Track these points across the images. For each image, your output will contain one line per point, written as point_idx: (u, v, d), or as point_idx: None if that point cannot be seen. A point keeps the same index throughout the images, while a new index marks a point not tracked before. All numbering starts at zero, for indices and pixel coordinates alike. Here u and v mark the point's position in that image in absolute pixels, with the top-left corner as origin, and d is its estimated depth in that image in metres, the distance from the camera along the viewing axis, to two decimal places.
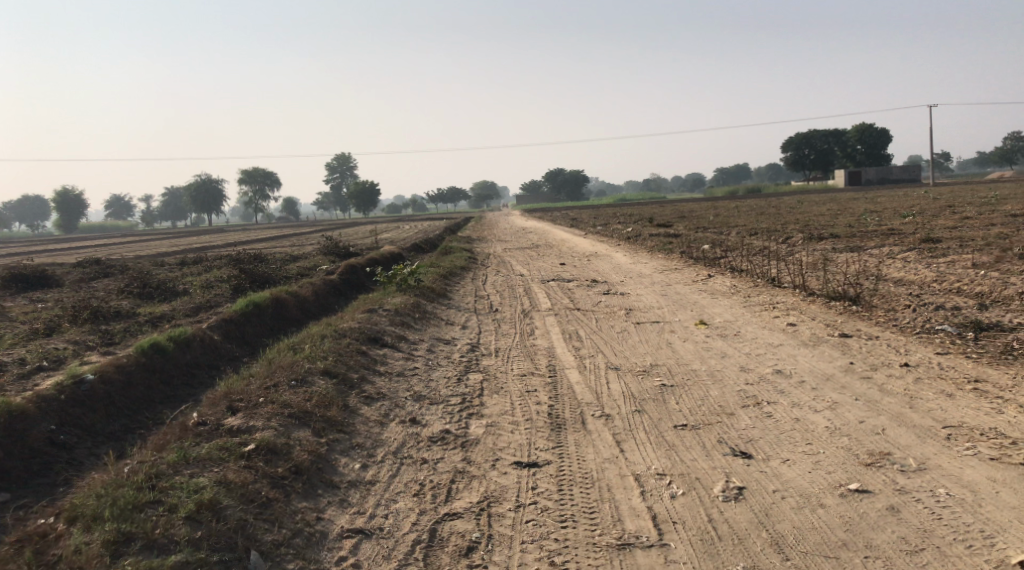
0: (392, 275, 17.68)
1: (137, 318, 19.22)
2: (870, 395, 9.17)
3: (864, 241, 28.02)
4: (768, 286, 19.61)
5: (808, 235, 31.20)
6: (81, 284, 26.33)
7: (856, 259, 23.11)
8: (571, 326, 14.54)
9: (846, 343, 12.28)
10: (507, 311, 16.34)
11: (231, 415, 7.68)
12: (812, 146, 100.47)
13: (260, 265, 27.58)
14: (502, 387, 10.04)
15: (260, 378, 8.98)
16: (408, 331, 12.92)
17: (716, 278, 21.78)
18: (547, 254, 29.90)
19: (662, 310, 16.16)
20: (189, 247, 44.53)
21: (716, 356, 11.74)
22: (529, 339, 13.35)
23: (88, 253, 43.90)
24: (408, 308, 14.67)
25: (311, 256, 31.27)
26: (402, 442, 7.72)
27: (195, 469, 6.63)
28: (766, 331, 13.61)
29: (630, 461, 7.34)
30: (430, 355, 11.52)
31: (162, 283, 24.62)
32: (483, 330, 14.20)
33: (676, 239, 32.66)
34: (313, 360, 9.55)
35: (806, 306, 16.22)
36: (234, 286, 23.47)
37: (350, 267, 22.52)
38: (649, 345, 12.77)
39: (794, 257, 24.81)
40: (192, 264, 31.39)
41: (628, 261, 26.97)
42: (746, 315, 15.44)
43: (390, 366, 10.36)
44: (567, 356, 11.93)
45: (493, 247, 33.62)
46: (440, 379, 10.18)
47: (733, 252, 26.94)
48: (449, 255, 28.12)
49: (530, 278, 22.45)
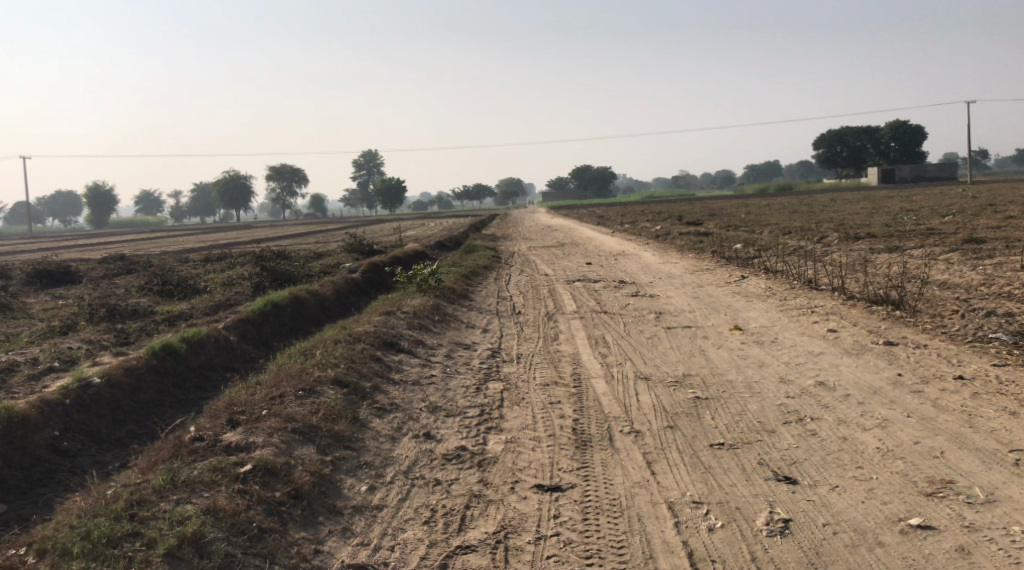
0: (413, 274, 17.12)
1: (156, 316, 18.78)
2: (923, 412, 8.48)
3: (902, 241, 27.13)
4: (804, 289, 18.87)
5: (844, 235, 30.33)
6: (104, 281, 25.98)
7: (895, 260, 22.32)
8: (598, 330, 13.91)
9: (891, 352, 11.58)
10: (531, 313, 15.73)
11: (229, 428, 7.15)
12: (844, 144, 98.97)
13: (283, 263, 27.14)
14: (523, 397, 9.43)
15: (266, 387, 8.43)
16: (426, 336, 12.34)
17: (749, 279, 21.06)
18: (573, 253, 29.27)
19: (694, 315, 15.50)
20: (215, 243, 44.27)
21: (752, 366, 11.06)
22: (553, 344, 12.72)
23: (116, 250, 43.85)
24: (428, 310, 14.10)
25: (335, 254, 30.81)
26: (414, 460, 7.13)
27: (184, 494, 6.10)
28: (804, 338, 12.91)
29: (661, 486, 6.70)
30: (448, 362, 10.93)
31: (184, 280, 24.25)
32: (505, 334, 13.60)
33: (707, 238, 31.91)
34: (323, 367, 8.99)
35: (845, 310, 15.50)
36: (255, 285, 22.99)
37: (372, 265, 22.00)
38: (680, 353, 12.12)
39: (829, 258, 24.00)
40: (216, 262, 31.03)
41: (657, 261, 26.27)
42: (782, 320, 14.74)
43: (405, 374, 9.77)
44: (593, 364, 11.31)
45: (519, 245, 33.03)
46: (458, 388, 9.59)
47: (766, 253, 26.18)
48: (474, 254, 27.52)
49: (556, 278, 21.84)
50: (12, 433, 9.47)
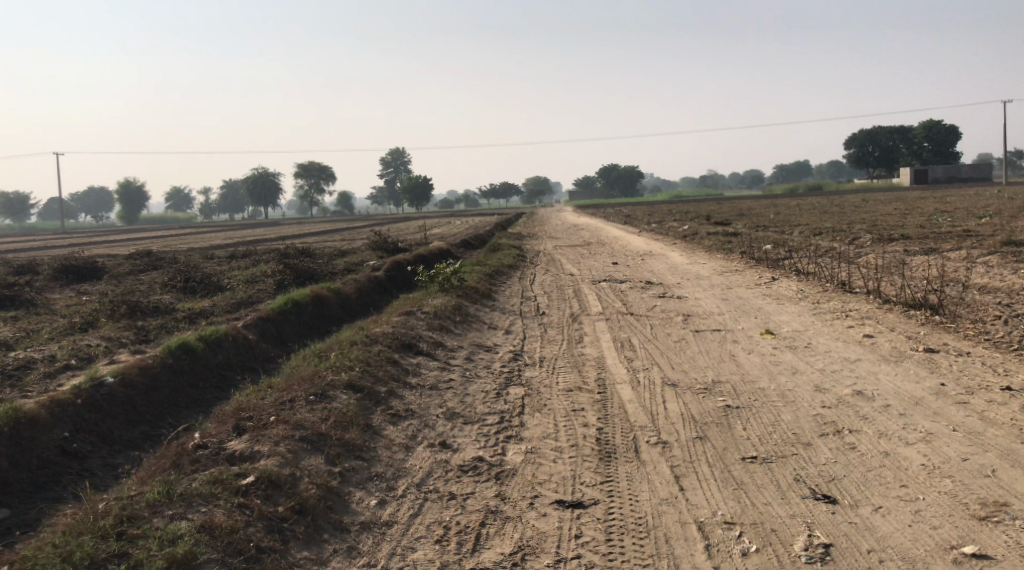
0: (435, 273, 16.74)
1: (177, 314, 18.54)
2: (971, 426, 7.98)
3: (938, 243, 26.42)
4: (838, 291, 18.32)
5: (877, 236, 29.63)
6: (128, 276, 25.84)
7: (931, 262, 21.70)
8: (624, 333, 13.47)
9: (932, 360, 11.07)
10: (555, 314, 15.32)
11: (233, 436, 6.83)
12: (875, 144, 97.67)
13: (307, 260, 26.88)
14: (545, 404, 9.02)
15: (276, 391, 8.10)
16: (447, 338, 11.96)
17: (780, 281, 20.52)
18: (599, 252, 28.80)
19: (723, 317, 15.02)
20: (240, 240, 44.17)
21: (786, 374, 10.59)
22: (578, 348, 12.29)
23: (144, 245, 43.89)
24: (449, 310, 13.74)
25: (359, 251, 30.51)
26: (428, 471, 6.76)
27: (182, 509, 5.79)
28: (839, 344, 12.40)
29: (690, 504, 6.28)
30: (468, 365, 10.54)
31: (207, 276, 24.06)
32: (529, 336, 13.20)
33: (736, 238, 31.33)
34: (336, 370, 8.64)
35: (881, 314, 14.97)
36: (277, 282, 22.73)
37: (396, 263, 21.67)
38: (709, 358, 11.67)
39: (862, 260, 23.39)
40: (241, 258, 30.84)
41: (685, 261, 25.74)
42: (816, 324, 14.22)
43: (423, 378, 9.40)
44: (619, 369, 10.89)
45: (545, 244, 32.59)
46: (477, 394, 9.20)
47: (797, 254, 25.59)
48: (498, 253, 27.12)
49: (581, 278, 21.41)
50: (19, 434, 9.18)
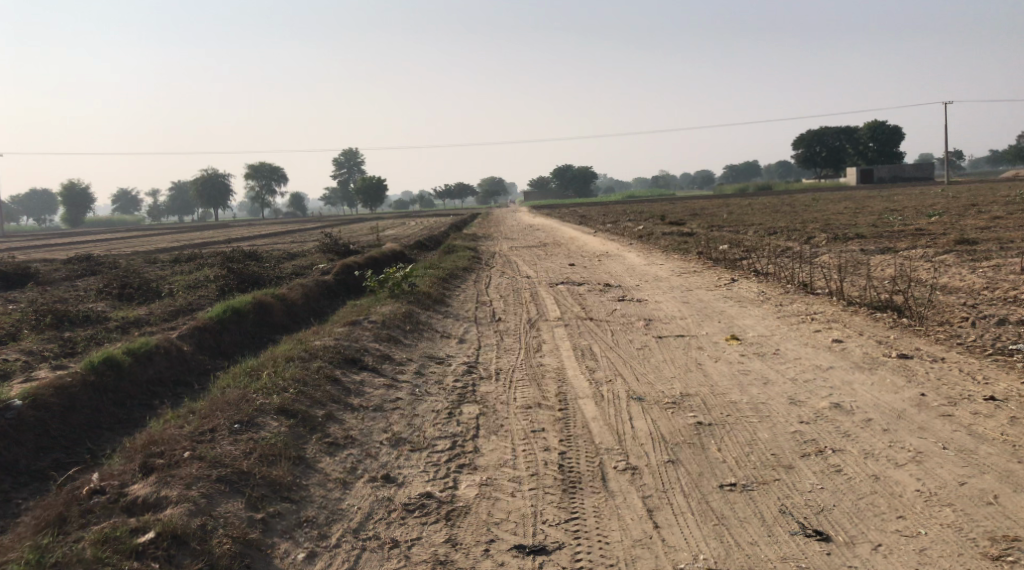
0: (384, 278, 15.87)
1: (108, 323, 17.44)
2: (962, 442, 7.33)
3: (894, 242, 26.10)
4: (799, 293, 17.80)
5: (833, 235, 29.28)
6: (62, 283, 24.52)
7: (889, 262, 21.31)
8: (584, 340, 12.73)
9: (907, 366, 10.48)
10: (511, 320, 14.56)
11: (139, 478, 6.07)
12: (822, 143, 98.78)
13: (253, 264, 25.78)
14: (502, 425, 8.23)
15: (201, 418, 7.25)
16: (396, 350, 11.11)
17: (740, 283, 19.96)
18: (554, 253, 28.09)
19: (686, 322, 14.36)
20: (185, 243, 42.68)
21: (757, 385, 9.92)
22: (536, 357, 11.53)
23: (85, 250, 42.30)
24: (397, 318, 12.91)
25: (308, 254, 29.49)
26: (367, 514, 6.05)
27: None
28: (809, 350, 11.78)
29: (666, 547, 5.79)
30: (418, 381, 9.70)
31: (145, 282, 22.92)
32: (483, 344, 12.41)
33: (692, 238, 30.82)
34: (267, 393, 7.79)
35: (848, 317, 14.41)
36: (220, 289, 21.65)
37: (345, 267, 20.71)
38: (675, 367, 10.97)
39: (820, 260, 22.95)
40: (184, 263, 29.61)
41: (642, 262, 25.11)
42: (783, 329, 13.60)
43: (367, 397, 8.57)
44: (579, 381, 10.16)
45: (500, 245, 31.80)
46: (427, 414, 8.38)
47: (755, 254, 25.08)
48: (452, 255, 26.26)
49: (537, 281, 20.65)
50: None
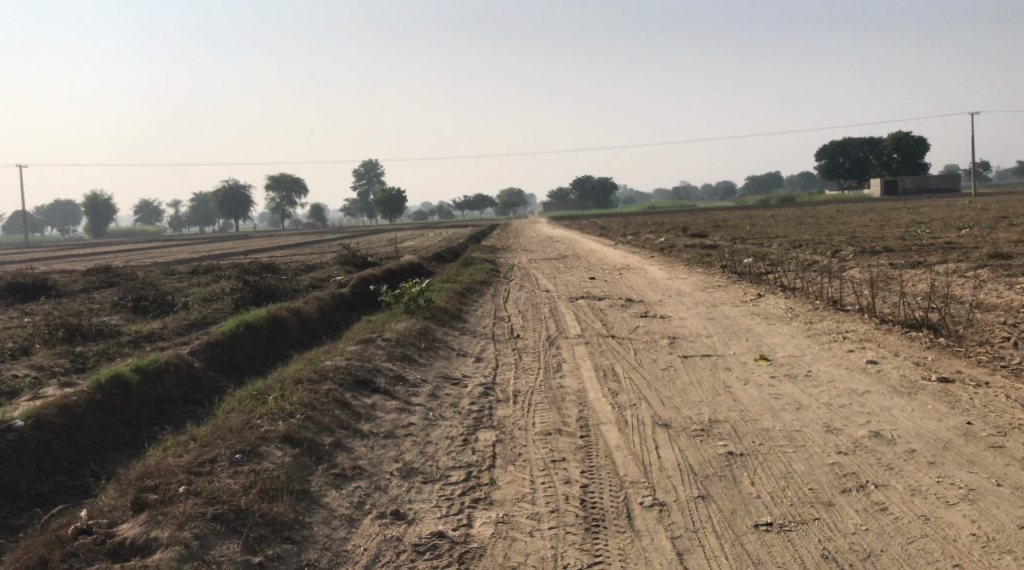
0: (401, 293, 15.43)
1: (122, 338, 17.13)
2: (1017, 477, 6.82)
3: (923, 256, 25.44)
4: (828, 310, 17.25)
5: (860, 248, 28.64)
6: (79, 295, 24.27)
7: (920, 277, 20.70)
8: (606, 360, 12.24)
9: (949, 391, 9.93)
10: (530, 337, 14.10)
11: (129, 516, 5.79)
12: (845, 155, 97.93)
13: (270, 277, 25.45)
14: (519, 454, 7.77)
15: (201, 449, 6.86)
16: (410, 370, 10.66)
17: (766, 298, 19.42)
18: (575, 266, 27.63)
19: (712, 340, 13.84)
20: (206, 254, 42.53)
21: (789, 411, 9.41)
22: (555, 378, 11.06)
23: (105, 260, 42.17)
24: (413, 336, 12.49)
25: (327, 266, 29.14)
26: (374, 556, 5.72)
27: None
28: (842, 373, 11.25)
29: None
30: (432, 404, 9.25)
31: (162, 295, 22.62)
32: (501, 364, 11.95)
33: (714, 252, 30.24)
34: (272, 420, 7.37)
35: (881, 336, 13.84)
36: (236, 302, 21.32)
37: (362, 279, 20.33)
38: (702, 390, 10.47)
39: (848, 275, 22.34)
40: (203, 275, 29.33)
41: (664, 276, 24.59)
42: (813, 349, 13.06)
43: (376, 423, 8.12)
44: (601, 405, 9.68)
45: (520, 258, 31.36)
46: (441, 441, 7.93)
47: (780, 268, 24.50)
48: (471, 268, 25.82)
49: (557, 295, 20.17)
50: None
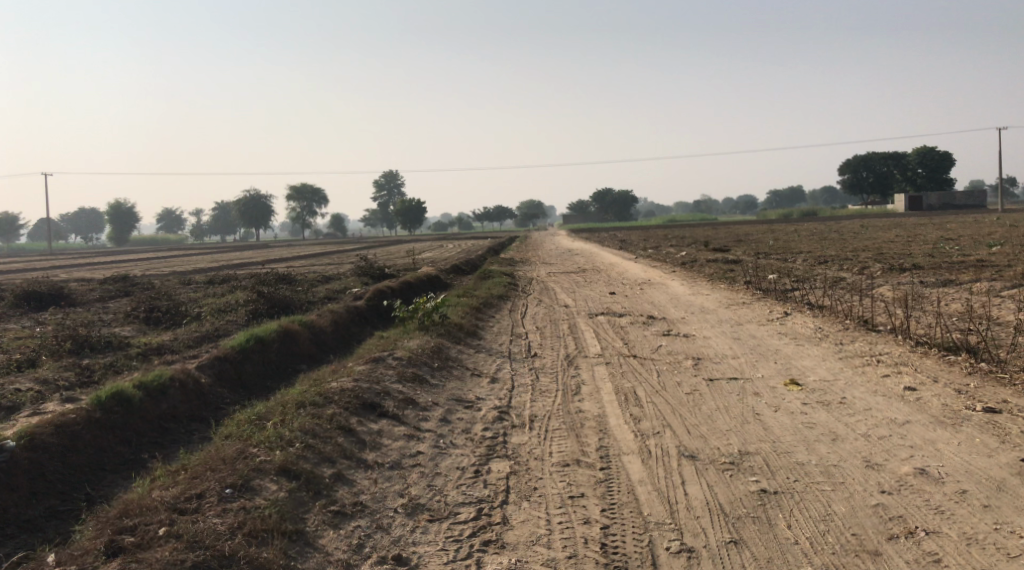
0: (414, 308, 14.87)
1: (132, 350, 16.66)
2: None
3: (954, 274, 24.66)
4: (858, 330, 16.57)
5: (887, 266, 27.86)
6: (93, 305, 23.88)
7: (952, 297, 19.98)
8: (628, 382, 11.65)
9: (997, 423, 9.29)
10: (548, 355, 13.53)
11: (105, 560, 5.38)
12: (869, 170, 96.93)
13: (285, 288, 24.98)
14: (535, 487, 7.22)
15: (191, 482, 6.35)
16: (421, 392, 10.11)
17: (793, 317, 18.75)
18: (595, 280, 27.01)
19: (739, 362, 13.21)
20: (224, 263, 42.13)
21: (825, 443, 8.78)
22: (573, 402, 10.48)
23: (123, 269, 41.89)
24: (426, 355, 11.93)
25: (343, 278, 28.67)
26: None
27: None
28: (879, 400, 10.60)
29: None
30: (443, 431, 8.69)
31: (174, 305, 22.19)
32: (517, 386, 11.37)
33: (738, 267, 29.57)
34: (268, 449, 6.86)
35: (917, 360, 13.17)
36: (249, 314, 20.83)
37: (377, 292, 19.79)
38: (730, 417, 9.85)
39: (877, 293, 21.62)
40: (218, 285, 28.90)
41: (686, 292, 23.97)
42: (846, 373, 12.40)
43: (381, 451, 7.59)
44: (623, 432, 9.10)
45: (538, 271, 30.78)
46: (450, 473, 7.39)
47: (806, 285, 23.81)
48: (488, 282, 25.26)
49: (576, 311, 19.59)
50: None
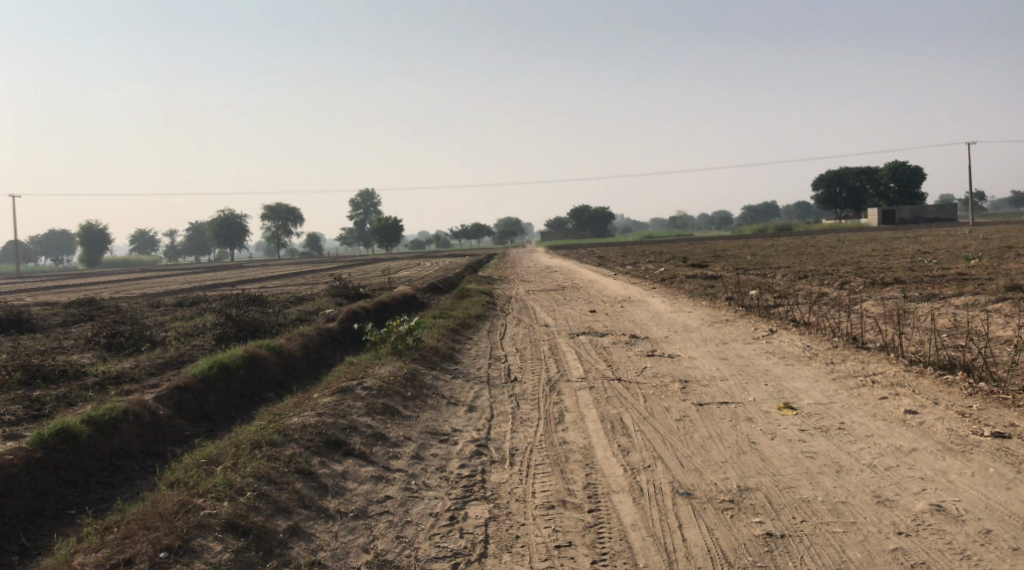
0: (387, 332, 14.07)
1: (88, 379, 15.72)
2: None
3: (937, 288, 24.22)
4: (847, 348, 15.98)
5: (869, 280, 27.34)
6: (52, 331, 22.83)
7: (939, 311, 19.47)
8: (614, 409, 10.94)
9: (1009, 450, 8.67)
10: (528, 380, 12.81)
11: None
12: (843, 184, 97.33)
13: (254, 310, 24.06)
14: (516, 536, 6.53)
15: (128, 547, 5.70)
16: (392, 426, 9.33)
17: (779, 335, 18.14)
18: (573, 299, 26.31)
19: (729, 385, 12.54)
20: (196, 285, 41.01)
21: (830, 476, 8.10)
22: (556, 432, 9.75)
23: (90, 292, 40.71)
24: (398, 383, 11.17)
25: (316, 299, 27.84)
26: None
27: None
28: (880, 426, 9.93)
29: None
30: (415, 469, 7.96)
31: (137, 330, 21.21)
32: (496, 414, 10.64)
33: (718, 283, 29.00)
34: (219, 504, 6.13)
35: (914, 379, 12.57)
36: (216, 339, 19.93)
37: (349, 314, 18.96)
38: (724, 447, 9.15)
39: (862, 308, 21.08)
40: (186, 308, 27.89)
41: (667, 309, 23.36)
42: (841, 396, 11.74)
43: (344, 497, 6.86)
44: (611, 466, 8.38)
45: (516, 289, 30.08)
46: (422, 520, 6.69)
47: (789, 301, 23.23)
48: (465, 301, 24.47)
49: (556, 330, 18.88)
50: None
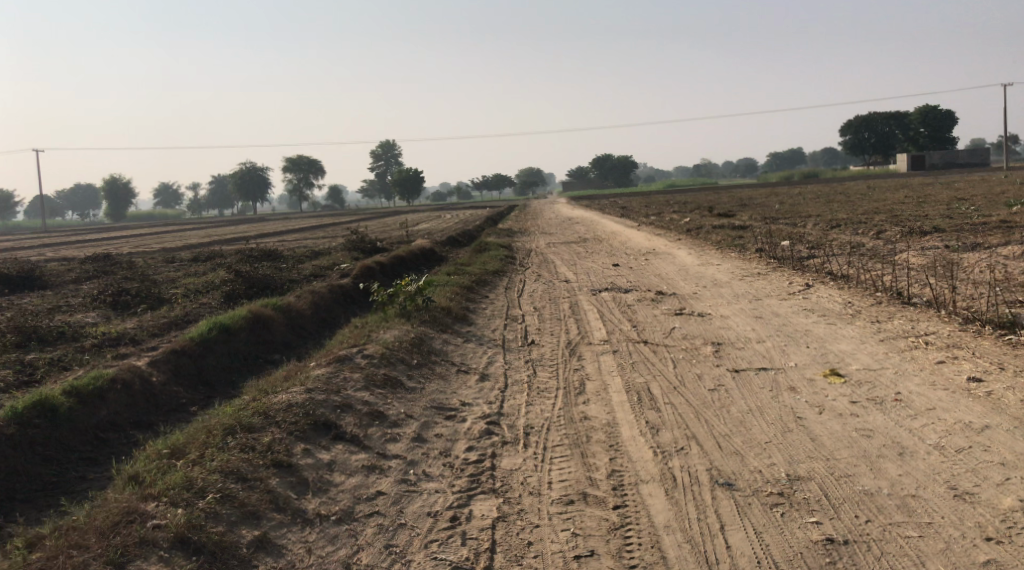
0: (394, 291, 13.00)
1: (86, 339, 14.80)
2: None
3: (981, 236, 22.78)
4: (892, 304, 14.75)
5: (906, 229, 25.85)
6: (57, 288, 21.92)
7: (988, 262, 18.12)
8: (640, 376, 9.88)
9: None
10: (548, 343, 11.76)
11: None
12: (872, 130, 94.59)
13: (266, 265, 23.05)
14: (530, 543, 5.58)
15: None
16: (392, 402, 8.31)
17: (817, 290, 16.91)
18: (596, 252, 25.08)
19: (767, 348, 11.43)
20: (214, 239, 39.93)
21: (892, 461, 7.02)
22: (576, 405, 8.70)
23: (109, 246, 39.80)
24: (404, 351, 10.13)
25: (332, 253, 26.84)
26: None
27: None
28: (943, 397, 8.80)
29: None
30: (412, 455, 6.95)
31: (143, 287, 20.26)
32: (511, 384, 9.59)
33: (747, 233, 27.69)
34: (182, 523, 5.20)
35: (972, 341, 11.36)
36: (222, 296, 18.94)
37: (360, 269, 17.86)
38: (767, 424, 8.06)
39: (903, 259, 19.75)
40: (197, 264, 26.89)
41: (696, 262, 22.12)
42: (893, 360, 10.58)
43: (326, 496, 5.90)
44: (640, 449, 7.33)
45: (537, 242, 28.87)
46: (418, 524, 5.72)
47: (824, 251, 21.89)
48: (483, 255, 23.31)
49: (577, 287, 17.74)
50: None
